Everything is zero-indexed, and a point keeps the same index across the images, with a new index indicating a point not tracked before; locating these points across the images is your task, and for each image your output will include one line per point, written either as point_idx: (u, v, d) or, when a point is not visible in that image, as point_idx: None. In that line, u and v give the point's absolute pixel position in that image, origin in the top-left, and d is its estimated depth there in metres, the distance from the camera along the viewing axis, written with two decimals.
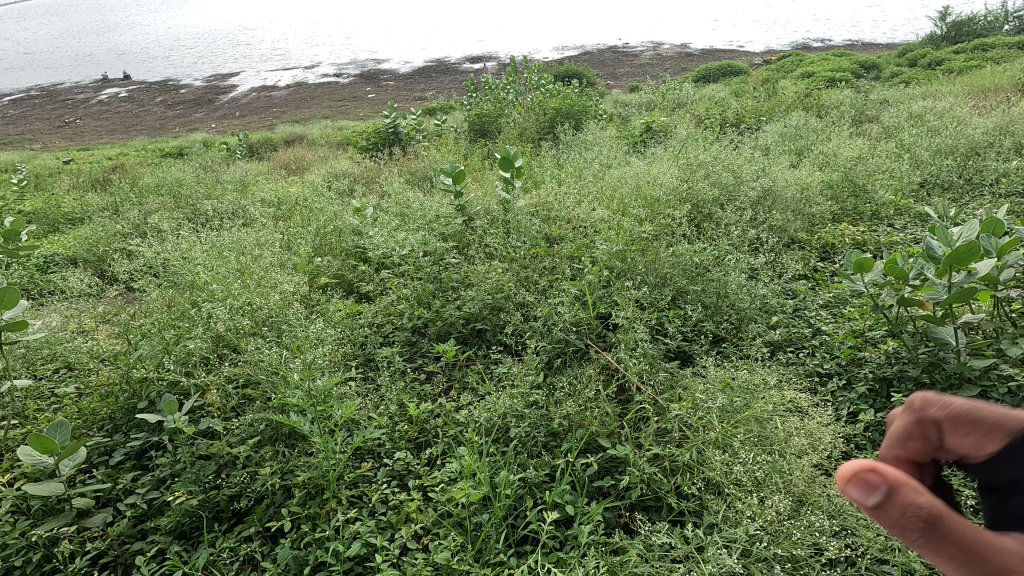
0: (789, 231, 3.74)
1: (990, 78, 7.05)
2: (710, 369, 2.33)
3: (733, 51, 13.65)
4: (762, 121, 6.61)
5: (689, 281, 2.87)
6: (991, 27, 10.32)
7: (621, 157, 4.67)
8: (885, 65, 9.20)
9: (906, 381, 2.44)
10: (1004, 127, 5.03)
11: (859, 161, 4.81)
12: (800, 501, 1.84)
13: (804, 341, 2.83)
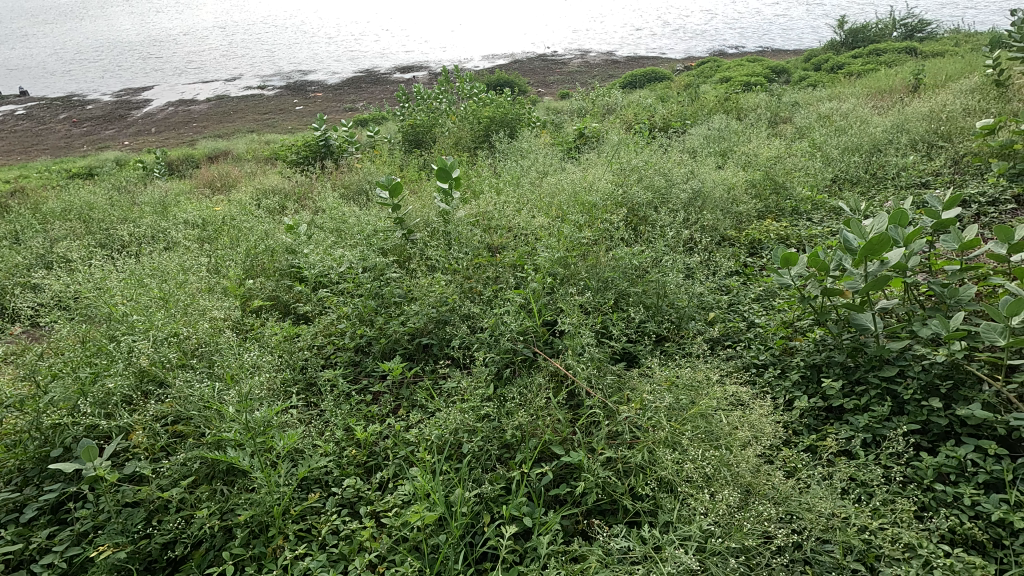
0: (719, 229, 3.91)
1: (885, 80, 7.69)
2: (655, 369, 2.39)
3: (656, 57, 14.21)
4: (687, 125, 6.91)
5: (630, 283, 2.94)
6: (884, 32, 11.26)
7: (557, 164, 4.74)
8: (793, 70, 9.85)
9: (833, 366, 2.60)
10: (901, 125, 5.49)
11: (778, 160, 5.11)
12: (748, 491, 1.91)
13: (740, 335, 2.97)
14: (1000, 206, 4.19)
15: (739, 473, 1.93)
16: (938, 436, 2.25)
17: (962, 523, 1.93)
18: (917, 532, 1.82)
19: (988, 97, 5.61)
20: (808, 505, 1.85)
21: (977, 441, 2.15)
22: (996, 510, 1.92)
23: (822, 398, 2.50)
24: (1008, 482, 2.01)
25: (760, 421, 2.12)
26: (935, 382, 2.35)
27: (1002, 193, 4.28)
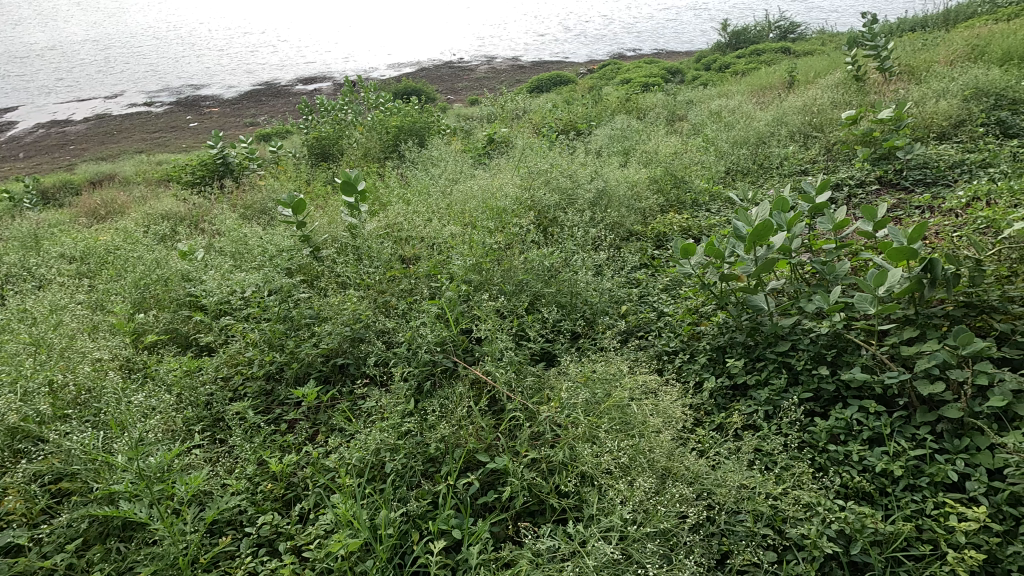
0: (626, 225, 4.08)
1: (765, 77, 8.36)
2: (572, 366, 2.45)
3: (560, 62, 14.62)
4: (592, 126, 7.16)
5: (543, 284, 3.00)
6: (762, 34, 12.24)
7: (467, 170, 4.75)
8: (686, 70, 10.47)
9: (735, 346, 2.79)
10: (781, 118, 5.99)
11: (676, 157, 5.42)
12: (664, 474, 1.99)
13: (651, 325, 3.11)
14: (867, 188, 4.67)
15: (654, 458, 2.03)
16: (828, 400, 2.47)
17: (852, 479, 2.13)
18: (816, 494, 2.02)
19: (851, 91, 6.25)
20: (719, 483, 1.99)
21: (860, 402, 2.38)
22: (878, 462, 2.14)
23: (727, 377, 2.67)
24: (887, 436, 2.24)
25: (671, 407, 2.24)
26: (821, 352, 2.58)
27: (867, 176, 4.78)
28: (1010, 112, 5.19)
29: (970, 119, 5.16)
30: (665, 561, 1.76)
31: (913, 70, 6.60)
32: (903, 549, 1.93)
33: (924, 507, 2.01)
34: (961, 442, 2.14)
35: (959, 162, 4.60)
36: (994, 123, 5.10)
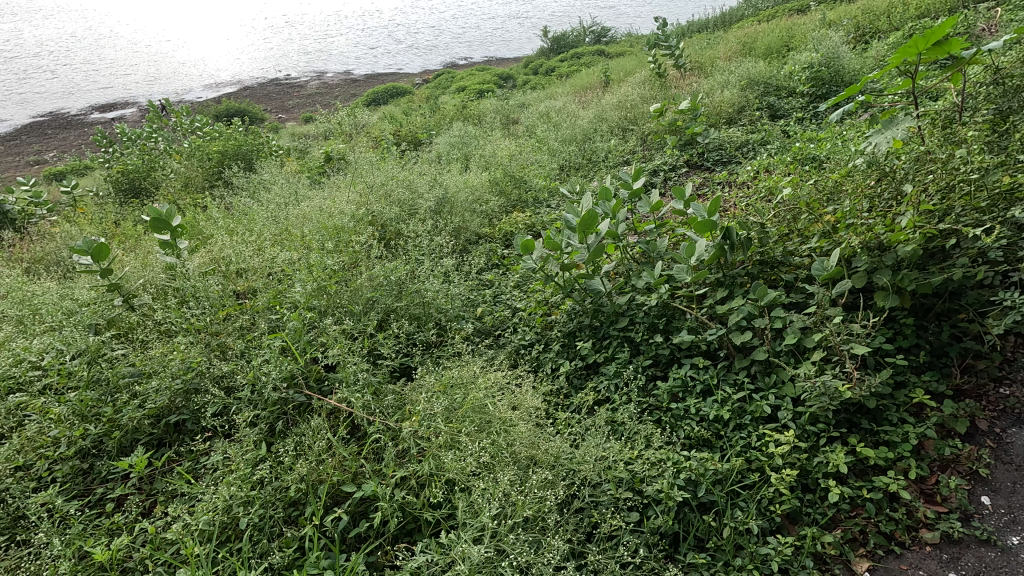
0: (472, 229, 4.18)
1: (584, 79, 9.04)
2: (432, 376, 2.45)
3: (394, 73, 14.48)
4: (432, 135, 7.20)
5: (394, 299, 2.96)
6: (579, 39, 13.24)
7: (303, 192, 4.50)
8: (516, 75, 10.96)
9: (584, 330, 2.99)
10: (601, 116, 6.53)
11: (514, 159, 5.66)
12: (529, 465, 2.09)
13: (507, 322, 3.22)
14: (678, 172, 5.28)
15: (517, 450, 2.12)
16: (665, 364, 2.75)
17: (692, 429, 2.40)
18: (663, 451, 2.24)
19: (655, 86, 7.02)
20: (577, 460, 2.15)
21: (690, 360, 2.68)
22: (711, 410, 2.43)
23: (580, 359, 2.86)
24: (714, 386, 2.55)
25: (527, 400, 2.36)
26: (654, 322, 2.87)
27: (677, 161, 5.40)
28: (776, 97, 6.19)
29: (748, 105, 6.05)
30: (532, 549, 1.84)
31: (701, 66, 7.58)
32: (740, 481, 2.22)
33: (749, 440, 2.34)
34: (770, 378, 2.50)
35: (744, 142, 5.38)
36: (765, 107, 6.05)
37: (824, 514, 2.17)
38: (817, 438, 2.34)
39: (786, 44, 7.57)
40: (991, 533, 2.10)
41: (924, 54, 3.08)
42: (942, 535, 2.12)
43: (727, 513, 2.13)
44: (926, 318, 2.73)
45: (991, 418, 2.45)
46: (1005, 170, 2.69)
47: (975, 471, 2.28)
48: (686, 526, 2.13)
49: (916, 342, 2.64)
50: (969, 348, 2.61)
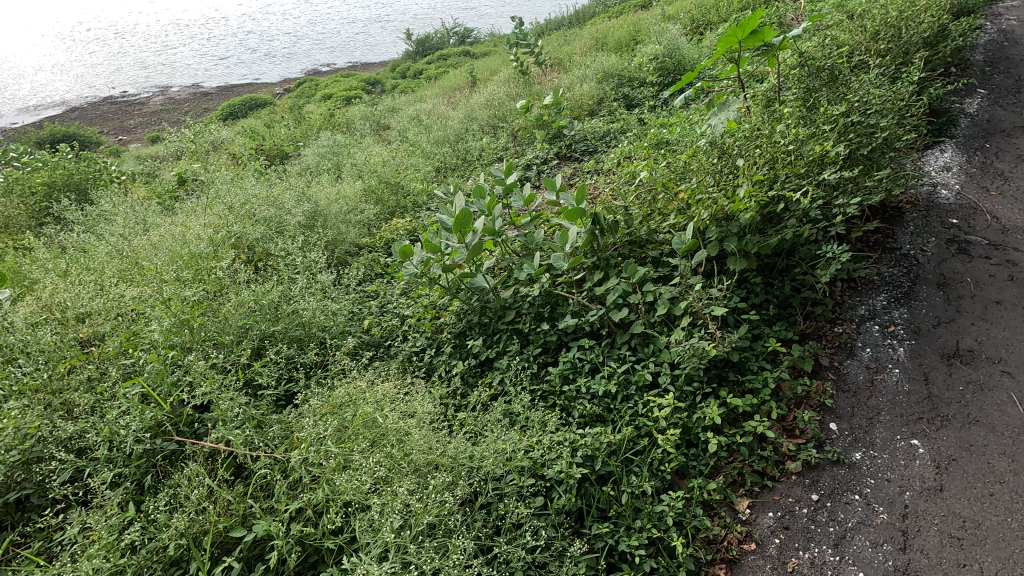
0: (350, 241, 4.04)
1: (451, 80, 9.07)
2: (319, 398, 2.35)
3: (250, 84, 13.54)
4: (299, 147, 6.84)
5: (269, 324, 2.81)
6: (443, 41, 13.24)
7: (152, 219, 4.07)
8: (384, 79, 10.71)
9: (473, 328, 3.02)
10: (470, 115, 6.60)
11: (387, 164, 5.54)
12: (426, 473, 2.10)
13: (396, 331, 3.15)
14: (550, 165, 5.49)
15: (414, 458, 2.11)
16: (554, 350, 2.86)
17: (584, 408, 2.52)
18: (559, 433, 2.33)
19: (520, 84, 7.22)
20: (475, 458, 2.18)
21: (576, 343, 2.80)
22: (599, 386, 2.56)
23: (472, 357, 2.88)
24: (601, 363, 2.69)
25: (420, 407, 2.34)
26: (540, 311, 2.96)
27: (548, 154, 5.60)
28: (629, 87, 6.62)
29: (606, 97, 6.43)
30: (438, 554, 1.86)
31: (560, 62, 7.91)
32: (632, 449, 2.37)
33: (636, 409, 2.49)
34: (649, 348, 2.69)
35: (606, 131, 5.71)
36: (621, 98, 6.46)
37: (707, 464, 2.38)
38: (694, 396, 2.56)
39: (633, 38, 8.12)
40: (839, 453, 2.43)
41: (744, 42, 3.45)
42: (802, 463, 2.42)
43: (623, 480, 2.26)
44: (772, 275, 3.08)
45: (830, 355, 2.83)
46: (815, 140, 3.11)
47: (822, 403, 2.62)
48: (589, 500, 2.24)
49: (765, 298, 2.98)
50: (807, 297, 2.99)
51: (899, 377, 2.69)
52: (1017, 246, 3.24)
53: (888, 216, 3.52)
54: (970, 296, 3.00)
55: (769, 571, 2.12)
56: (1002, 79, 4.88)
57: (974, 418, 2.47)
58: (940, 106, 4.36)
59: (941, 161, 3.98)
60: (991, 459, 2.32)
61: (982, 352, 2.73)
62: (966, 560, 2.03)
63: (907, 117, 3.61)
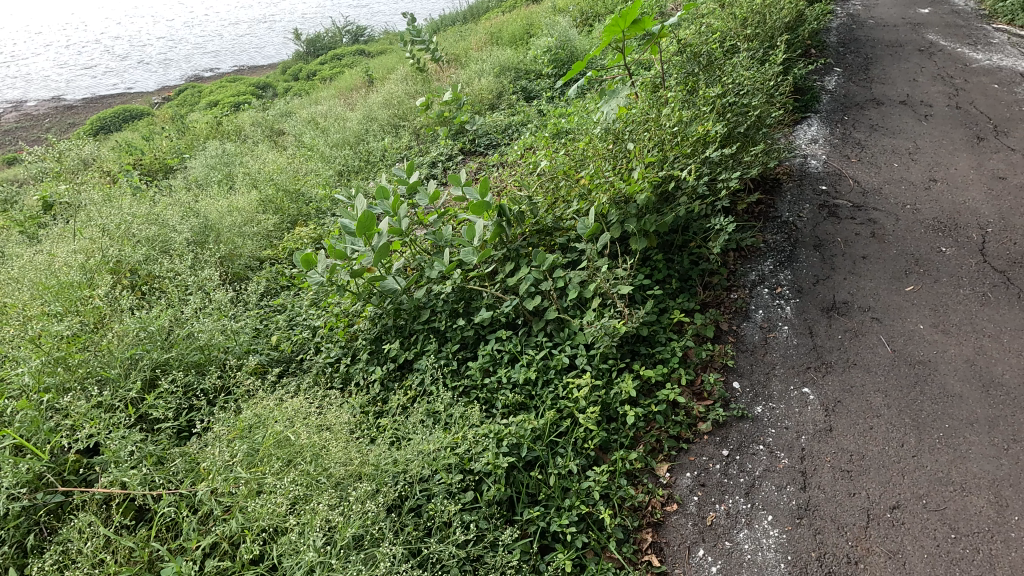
0: (248, 255, 3.83)
1: (347, 80, 8.76)
2: (224, 424, 2.23)
3: (121, 94, 12.37)
4: (184, 159, 6.34)
5: (162, 352, 2.61)
6: (335, 40, 12.75)
7: (12, 250, 3.63)
8: (274, 83, 10.15)
9: (389, 331, 2.96)
10: (369, 115, 6.42)
11: (284, 171, 5.27)
12: (345, 486, 2.05)
13: (308, 344, 3.02)
14: (455, 161, 5.48)
15: (333, 471, 2.06)
16: (472, 344, 2.86)
17: (506, 398, 2.54)
18: (483, 426, 2.35)
19: (418, 81, 7.10)
20: (399, 462, 2.16)
21: (493, 335, 2.82)
22: (519, 375, 2.60)
23: (390, 362, 2.82)
24: (519, 352, 2.73)
25: (334, 419, 2.30)
26: (455, 307, 2.96)
27: (452, 150, 5.58)
28: (527, 79, 6.72)
29: (504, 91, 6.49)
30: (365, 565, 1.84)
31: (457, 58, 7.88)
32: (555, 431, 2.43)
33: (557, 392, 2.55)
34: (564, 332, 2.76)
35: (508, 124, 5.76)
36: (520, 91, 6.54)
37: (627, 436, 2.49)
38: (610, 373, 2.66)
39: (527, 31, 8.25)
40: (743, 408, 2.63)
41: (627, 31, 3.59)
42: (712, 422, 2.59)
43: (549, 463, 2.32)
44: (671, 251, 3.26)
45: (728, 319, 3.04)
46: (697, 121, 3.31)
47: (725, 364, 2.82)
48: (518, 487, 2.27)
49: (667, 273, 3.15)
50: (704, 268, 3.19)
51: (788, 333, 2.95)
52: (875, 206, 3.64)
53: (769, 187, 3.83)
54: (841, 254, 3.34)
55: (691, 528, 2.26)
56: (853, 58, 5.44)
57: (852, 362, 2.76)
58: (804, 85, 4.79)
59: (808, 135, 4.39)
60: (868, 397, 2.60)
61: (855, 303, 3.05)
62: (855, 489, 2.27)
63: (775, 96, 3.94)
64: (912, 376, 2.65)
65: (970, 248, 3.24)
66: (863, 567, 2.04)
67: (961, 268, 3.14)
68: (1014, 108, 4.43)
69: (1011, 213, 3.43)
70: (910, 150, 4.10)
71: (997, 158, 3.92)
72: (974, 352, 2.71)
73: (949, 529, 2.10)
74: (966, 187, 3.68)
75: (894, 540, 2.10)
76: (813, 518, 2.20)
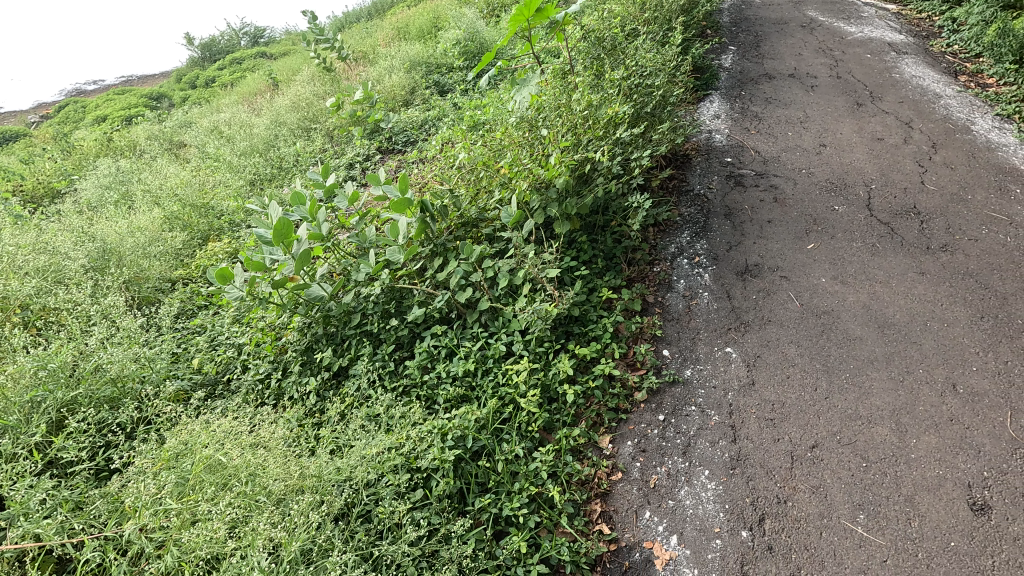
0: (156, 276, 3.60)
1: (250, 84, 8.32)
2: (147, 457, 2.11)
3: None
4: (72, 181, 5.82)
5: (67, 390, 2.43)
6: (233, 43, 11.97)
7: None
8: (170, 92, 9.44)
9: (319, 340, 2.88)
10: (277, 119, 6.14)
11: (190, 184, 4.95)
12: (287, 502, 2.00)
13: (234, 363, 2.89)
14: (373, 160, 5.37)
15: (273, 489, 2.00)
16: (408, 343, 2.84)
17: (447, 392, 2.54)
18: (426, 423, 2.34)
19: (326, 81, 6.85)
20: (343, 470, 2.12)
21: (428, 332, 2.80)
22: (458, 368, 2.60)
23: (324, 371, 2.74)
24: (456, 345, 2.73)
25: (268, 437, 2.22)
26: (386, 308, 2.91)
27: (369, 150, 5.47)
28: (439, 73, 6.65)
29: (417, 86, 6.40)
30: None
31: (365, 56, 7.67)
32: (498, 418, 2.46)
33: (497, 380, 2.58)
34: (499, 321, 2.79)
35: (424, 120, 5.69)
36: (433, 85, 6.47)
37: (568, 414, 2.55)
38: (547, 355, 2.71)
39: (434, 24, 8.14)
40: (674, 373, 2.76)
41: (532, 19, 3.61)
42: (647, 390, 2.71)
43: (496, 450, 2.35)
44: (595, 232, 3.37)
45: (654, 292, 3.18)
46: (606, 104, 3.43)
47: (654, 334, 2.95)
48: (467, 479, 2.28)
49: (593, 253, 3.24)
50: (627, 245, 3.32)
51: (708, 299, 3.12)
52: (775, 173, 3.91)
53: (679, 163, 4.03)
54: (749, 220, 3.56)
55: (636, 493, 2.36)
56: (745, 37, 5.79)
57: (767, 319, 2.97)
58: (703, 64, 5.04)
59: (711, 111, 4.63)
60: (784, 349, 2.81)
61: (765, 264, 3.27)
62: (779, 435, 2.45)
63: (677, 76, 4.13)
64: (820, 326, 2.89)
65: (859, 204, 3.56)
66: (791, 504, 2.22)
67: (852, 223, 3.44)
68: (885, 74, 4.87)
69: (890, 170, 3.79)
70: (801, 120, 4.42)
71: (875, 121, 4.31)
72: (869, 297, 2.98)
73: (861, 458, 2.32)
74: (851, 150, 4.02)
75: (816, 476, 2.29)
76: (744, 467, 2.36)
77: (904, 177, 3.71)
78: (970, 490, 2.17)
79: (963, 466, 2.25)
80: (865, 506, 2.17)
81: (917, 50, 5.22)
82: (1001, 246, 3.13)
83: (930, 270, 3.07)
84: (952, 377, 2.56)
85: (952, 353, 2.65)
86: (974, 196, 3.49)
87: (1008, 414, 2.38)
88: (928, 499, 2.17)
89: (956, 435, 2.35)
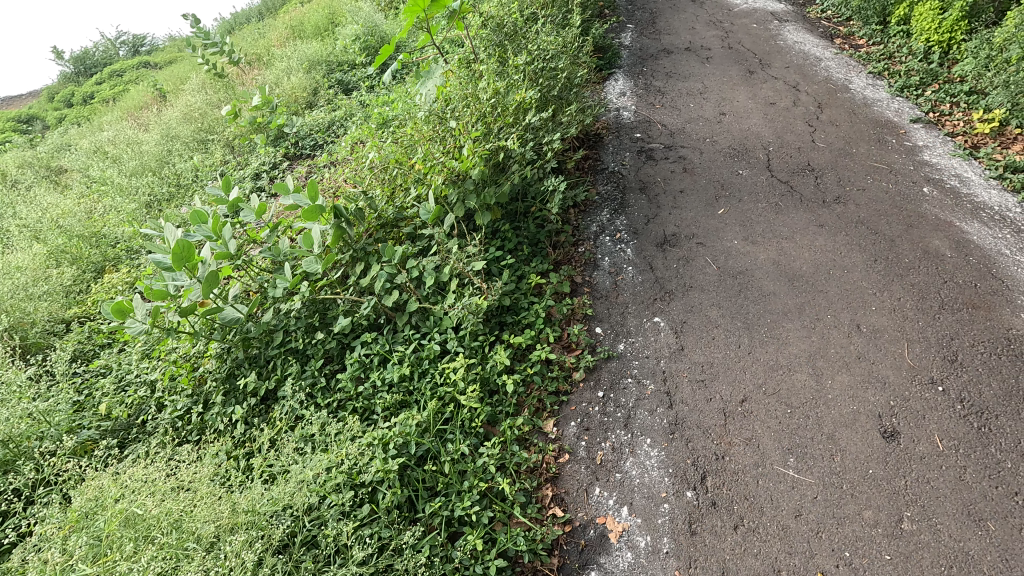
0: (45, 319, 3.29)
1: (133, 97, 7.64)
2: (51, 521, 1.93)
3: None
4: None
5: None
6: (109, 54, 10.90)
7: None
8: (42, 113, 8.50)
9: (240, 364, 2.71)
10: (169, 133, 5.69)
11: (74, 213, 4.50)
12: (218, 544, 1.87)
13: (148, 403, 2.67)
14: (281, 168, 5.13)
15: (202, 532, 1.87)
16: (338, 356, 2.73)
17: (384, 400, 2.45)
18: (366, 436, 2.25)
19: (219, 88, 6.42)
20: (278, 500, 2.02)
21: (358, 341, 2.71)
22: (393, 374, 2.52)
23: (250, 397, 2.59)
24: (388, 351, 2.65)
25: (191, 477, 2.07)
26: (310, 322, 2.78)
27: (276, 158, 5.16)
28: (341, 71, 6.38)
29: (320, 86, 6.11)
30: None
31: (260, 59, 7.25)
32: (440, 420, 2.42)
33: (434, 381, 2.53)
34: (430, 321, 2.74)
35: (331, 121, 5.46)
36: (336, 84, 6.21)
37: (510, 404, 2.55)
38: (482, 349, 2.70)
39: (331, 20, 7.78)
40: (608, 349, 2.82)
41: (429, 10, 3.47)
42: (584, 369, 2.75)
43: (441, 452, 2.31)
44: (518, 220, 3.37)
45: (581, 272, 3.23)
46: (513, 90, 3.42)
47: (586, 313, 3.00)
48: (414, 485, 2.23)
49: (517, 242, 3.25)
50: (549, 229, 3.35)
51: (633, 273, 3.20)
52: (682, 144, 4.06)
53: (592, 143, 4.10)
54: (662, 193, 3.68)
55: (585, 471, 2.40)
56: (640, 14, 5.95)
57: (688, 285, 3.09)
58: (605, 43, 5.12)
59: (617, 89, 4.74)
60: (706, 312, 2.94)
61: (681, 233, 3.39)
62: (710, 395, 2.57)
63: (579, 57, 4.19)
64: (736, 286, 3.04)
65: (760, 166, 3.77)
66: (729, 458, 2.33)
67: (755, 185, 3.64)
68: (770, 42, 5.18)
69: (784, 132, 4.03)
70: (701, 91, 4.61)
71: (765, 86, 4.56)
72: (777, 254, 3.17)
73: (786, 405, 2.48)
74: (748, 115, 4.25)
75: (748, 428, 2.42)
76: (682, 431, 2.45)
77: (796, 138, 3.96)
78: (880, 420, 2.37)
79: (873, 399, 2.44)
80: (794, 450, 2.32)
81: (797, 17, 5.57)
82: (885, 194, 3.42)
83: (827, 222, 3.30)
84: (856, 318, 2.78)
85: (853, 296, 2.87)
86: (858, 150, 3.78)
87: (904, 345, 2.61)
88: (846, 434, 2.34)
89: (863, 370, 2.55)
